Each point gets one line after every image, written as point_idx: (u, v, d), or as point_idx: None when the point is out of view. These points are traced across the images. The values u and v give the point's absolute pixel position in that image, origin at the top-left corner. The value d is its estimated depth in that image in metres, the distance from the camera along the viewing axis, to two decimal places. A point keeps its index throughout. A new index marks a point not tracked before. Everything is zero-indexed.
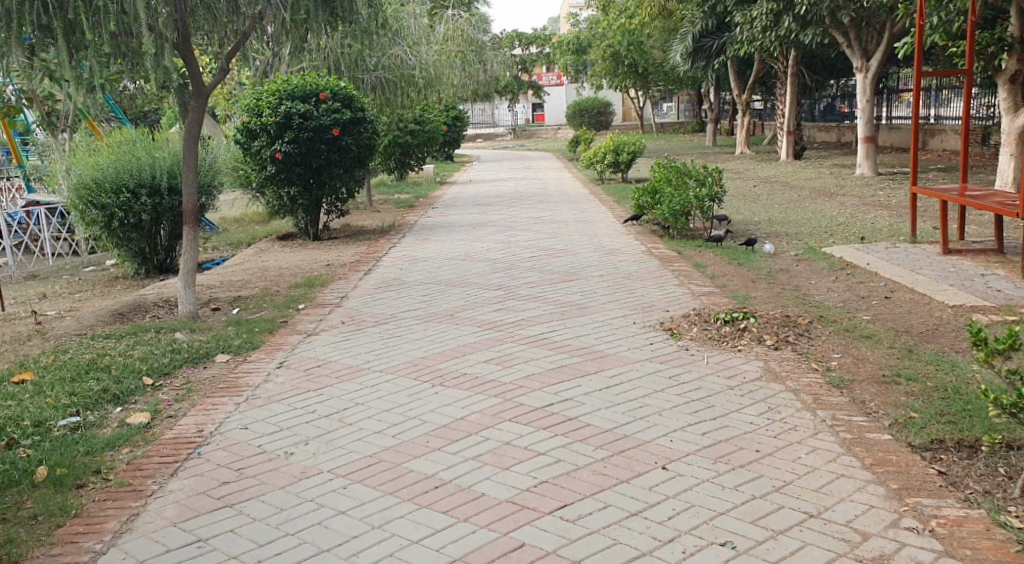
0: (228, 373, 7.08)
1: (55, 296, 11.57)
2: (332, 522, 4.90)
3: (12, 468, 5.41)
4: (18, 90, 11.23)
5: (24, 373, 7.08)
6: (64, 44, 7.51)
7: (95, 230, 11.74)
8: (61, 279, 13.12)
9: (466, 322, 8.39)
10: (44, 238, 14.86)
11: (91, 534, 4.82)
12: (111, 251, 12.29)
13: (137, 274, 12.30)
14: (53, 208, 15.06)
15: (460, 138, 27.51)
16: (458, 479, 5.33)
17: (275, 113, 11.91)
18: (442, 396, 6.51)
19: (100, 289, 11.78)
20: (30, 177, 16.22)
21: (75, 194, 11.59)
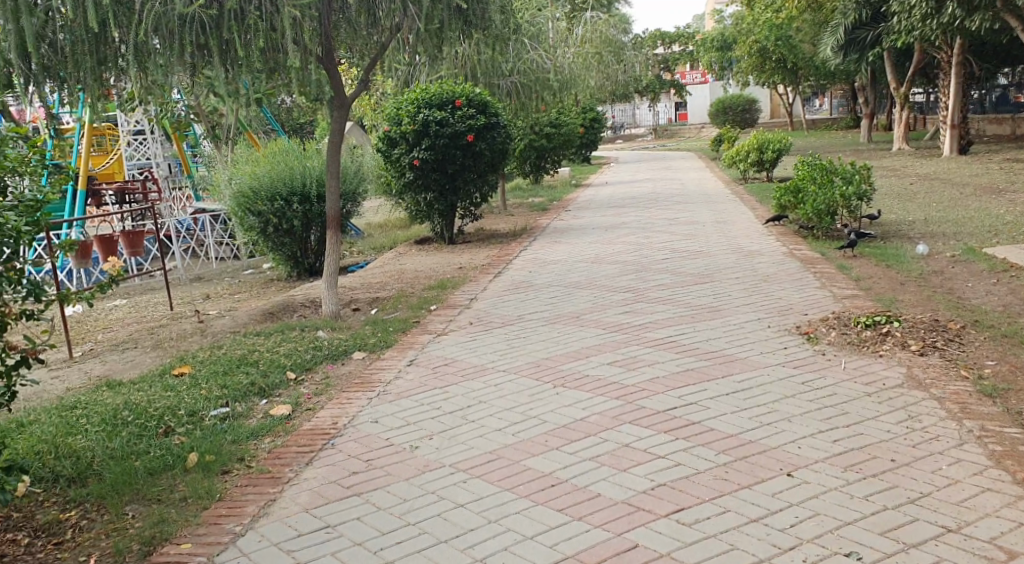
0: (363, 369, 7.41)
1: (217, 296, 12.51)
2: (452, 515, 4.66)
3: (167, 454, 5.32)
4: (186, 105, 12.14)
5: (184, 366, 7.72)
6: (221, 62, 7.90)
7: (252, 235, 12.60)
8: (224, 281, 14.11)
9: (593, 324, 8.44)
10: (208, 244, 16.02)
11: (232, 517, 4.65)
12: (267, 256, 13.09)
13: (289, 277, 13.02)
14: (215, 216, 16.14)
15: (596, 139, 27.58)
16: (576, 478, 5.05)
17: (413, 121, 12.44)
18: (563, 397, 6.26)
19: (256, 291, 12.63)
20: (198, 186, 17.51)
21: (234, 202, 12.45)
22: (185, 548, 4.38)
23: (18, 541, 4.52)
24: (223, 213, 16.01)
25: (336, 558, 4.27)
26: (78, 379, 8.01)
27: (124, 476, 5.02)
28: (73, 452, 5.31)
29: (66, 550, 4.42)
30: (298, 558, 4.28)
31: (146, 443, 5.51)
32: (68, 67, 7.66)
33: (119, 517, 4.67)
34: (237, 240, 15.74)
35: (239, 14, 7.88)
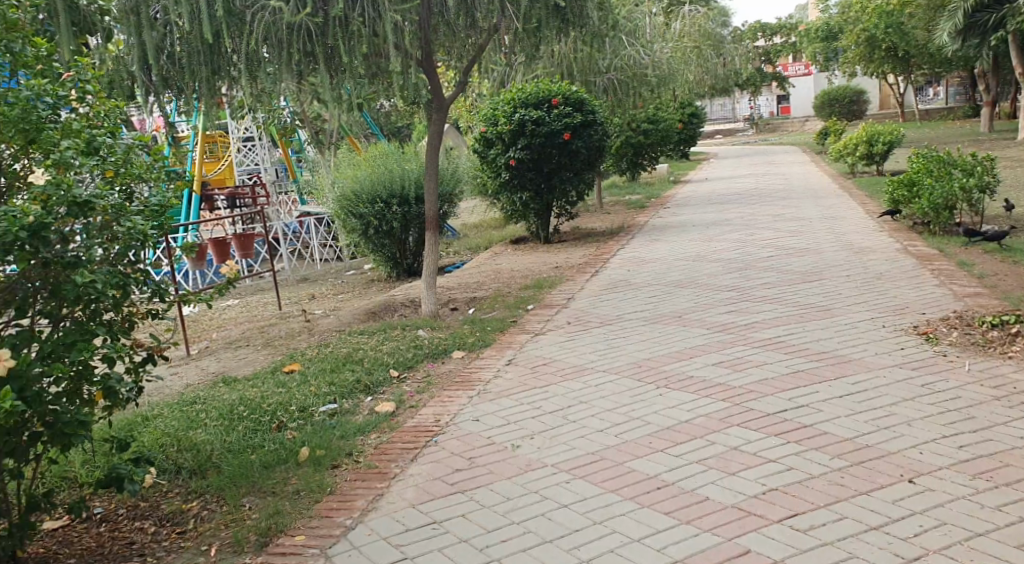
0: (463, 368, 7.45)
1: (322, 296, 12.85)
2: (556, 515, 4.58)
3: (280, 448, 5.48)
4: (291, 111, 12.53)
5: (294, 364, 7.93)
6: (326, 68, 8.06)
7: (354, 237, 12.93)
8: (326, 281, 14.49)
9: (696, 323, 8.29)
10: (312, 246, 16.46)
11: (343, 510, 4.74)
12: (369, 257, 13.37)
13: (389, 277, 13.22)
14: (319, 218, 16.56)
15: (697, 135, 27.20)
16: (681, 481, 4.87)
17: (510, 121, 12.51)
18: (668, 398, 6.11)
19: (358, 290, 12.99)
20: (302, 190, 18.05)
21: (337, 205, 12.82)
22: (298, 539, 4.45)
23: (145, 530, 4.68)
24: (326, 216, 16.42)
25: (443, 554, 4.27)
26: (195, 376, 8.36)
27: (242, 470, 5.17)
28: (194, 446, 5.53)
29: (188, 539, 4.56)
30: (405, 553, 4.31)
31: (261, 437, 5.69)
32: (184, 78, 8.02)
33: (236, 509, 4.80)
34: (340, 242, 16.12)
35: (343, 20, 7.98)
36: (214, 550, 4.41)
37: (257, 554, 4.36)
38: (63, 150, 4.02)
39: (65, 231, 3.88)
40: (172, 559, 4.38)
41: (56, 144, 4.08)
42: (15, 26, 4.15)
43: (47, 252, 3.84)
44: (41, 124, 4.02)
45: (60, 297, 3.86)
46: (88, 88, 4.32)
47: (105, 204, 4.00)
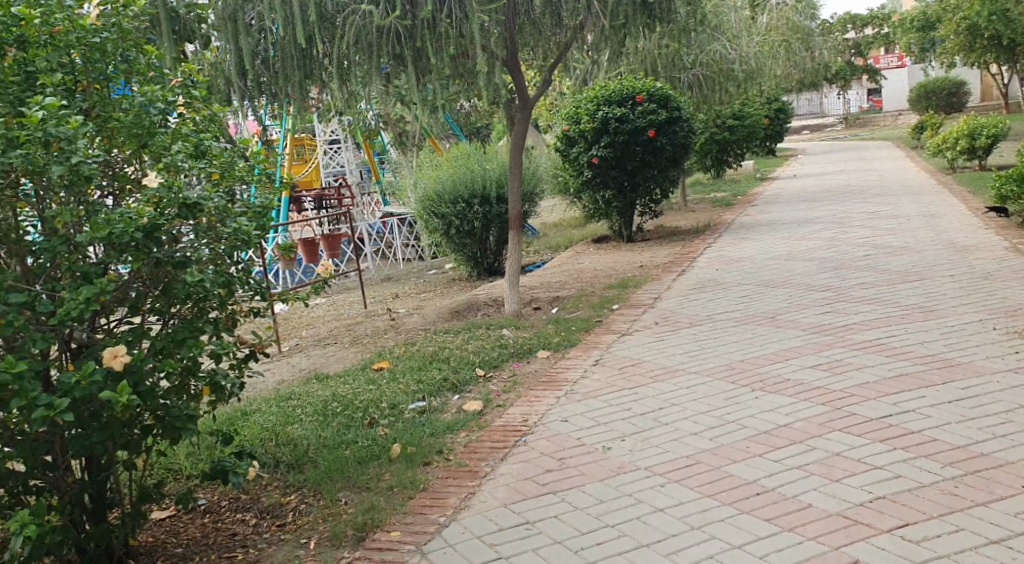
0: (550, 367, 7.43)
1: (405, 295, 12.96)
2: (652, 519, 4.51)
3: (372, 445, 5.54)
4: (374, 114, 12.69)
5: (383, 362, 8.03)
6: (413, 69, 8.13)
7: (436, 237, 13.04)
8: (409, 281, 14.63)
9: (790, 325, 8.10)
10: (395, 246, 16.66)
11: (436, 508, 4.77)
12: (450, 258, 13.46)
13: (470, 277, 13.25)
14: (402, 218, 16.73)
15: (784, 130, 26.65)
16: (782, 487, 4.73)
17: (593, 119, 12.46)
18: (764, 401, 5.98)
19: (440, 289, 13.00)
20: (385, 192, 18.30)
21: (419, 206, 12.96)
22: (394, 535, 4.49)
23: (246, 521, 4.79)
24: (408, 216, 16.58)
25: (537, 555, 4.24)
26: (285, 373, 8.53)
27: (337, 465, 5.25)
28: (291, 440, 5.65)
29: (288, 531, 4.65)
30: (500, 552, 4.30)
31: (354, 433, 5.78)
32: (278, 82, 8.22)
33: (333, 503, 4.87)
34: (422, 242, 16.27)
35: (431, 22, 8.03)
36: (313, 543, 4.48)
37: (355, 549, 4.41)
38: (174, 154, 4.11)
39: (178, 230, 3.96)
40: (273, 550, 4.46)
41: (167, 148, 4.13)
42: (130, 35, 4.29)
43: (160, 251, 3.90)
44: (153, 129, 4.05)
45: (172, 295, 3.95)
46: (196, 94, 4.43)
47: (212, 205, 4.06)
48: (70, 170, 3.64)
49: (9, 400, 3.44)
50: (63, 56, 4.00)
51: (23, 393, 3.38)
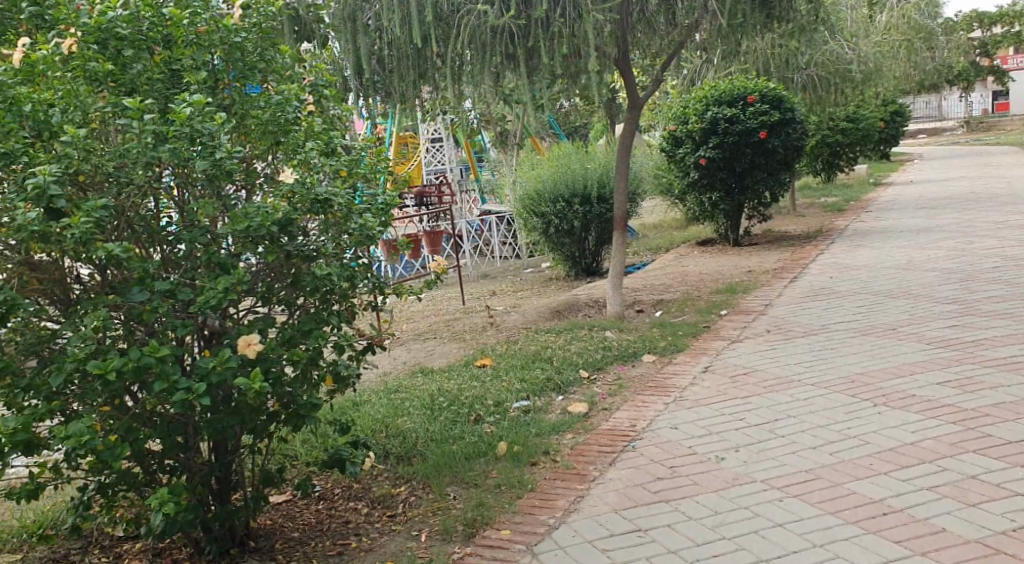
0: (657, 372, 7.33)
1: (501, 294, 12.84)
2: (770, 533, 4.39)
3: (479, 442, 5.57)
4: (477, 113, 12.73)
5: (486, 359, 8.02)
6: (525, 69, 8.08)
7: (535, 235, 13.02)
8: (507, 278, 14.66)
9: (913, 338, 7.80)
10: (493, 244, 16.71)
11: (546, 509, 4.76)
12: (548, 256, 13.37)
13: (568, 277, 13.05)
14: (501, 216, 16.77)
15: (900, 134, 25.72)
16: (911, 508, 4.54)
17: (702, 120, 12.31)
18: (887, 417, 5.77)
19: (537, 289, 12.76)
20: (485, 190, 18.41)
21: (520, 204, 12.98)
22: (504, 534, 4.50)
23: (358, 510, 4.87)
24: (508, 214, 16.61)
25: None
26: (388, 366, 8.65)
27: (445, 459, 5.30)
28: (400, 432, 5.73)
29: (399, 522, 4.71)
30: (612, 558, 4.25)
31: (461, 429, 5.82)
32: (393, 81, 8.37)
33: (442, 497, 4.93)
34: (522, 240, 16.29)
35: (545, 21, 7.94)
36: (424, 536, 4.53)
37: (466, 544, 4.43)
38: (308, 151, 4.21)
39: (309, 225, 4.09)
40: (385, 540, 4.52)
41: (300, 145, 4.26)
42: (268, 35, 4.44)
43: (289, 243, 4.04)
44: (288, 126, 4.20)
45: (300, 287, 4.07)
46: (326, 93, 4.60)
47: (341, 200, 4.18)
48: (214, 164, 3.77)
49: (151, 383, 3.61)
50: (208, 54, 4.13)
51: (165, 376, 3.54)
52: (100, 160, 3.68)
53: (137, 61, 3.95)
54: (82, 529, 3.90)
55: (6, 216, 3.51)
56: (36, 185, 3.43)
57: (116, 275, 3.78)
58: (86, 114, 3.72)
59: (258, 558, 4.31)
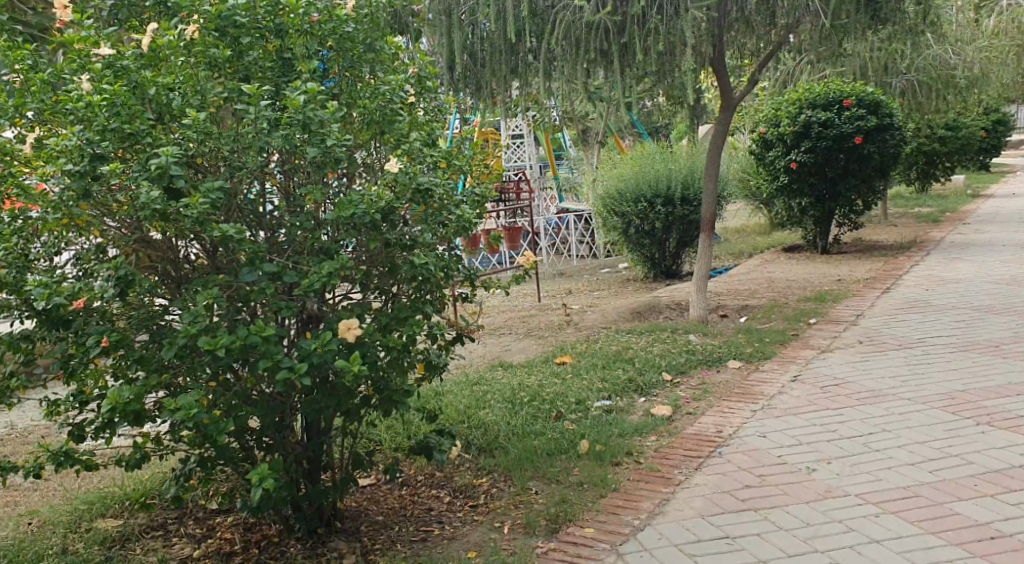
0: (743, 379, 7.21)
1: (578, 291, 12.78)
2: (867, 549, 4.28)
3: (561, 439, 5.55)
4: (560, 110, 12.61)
5: (565, 356, 7.95)
6: (619, 65, 7.91)
7: (614, 235, 12.87)
8: (585, 277, 14.56)
9: (1016, 356, 7.52)
10: (570, 242, 16.57)
11: (630, 509, 4.72)
12: (626, 255, 13.23)
13: (646, 278, 12.92)
14: (580, 215, 16.65)
15: (1001, 144, 24.82)
16: (1020, 534, 4.37)
17: (794, 123, 12.06)
18: (991, 438, 5.57)
19: (614, 289, 12.62)
20: (563, 187, 18.33)
21: (601, 203, 12.83)
22: (588, 532, 4.48)
23: (440, 498, 4.91)
24: (588, 213, 16.51)
25: None
26: (467, 358, 8.67)
27: (527, 453, 5.31)
28: (482, 425, 5.74)
29: (481, 513, 4.73)
30: None
31: (542, 425, 5.81)
32: (486, 76, 8.43)
33: (524, 490, 4.94)
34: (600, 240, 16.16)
35: (641, 18, 7.81)
36: (507, 528, 4.54)
37: (549, 539, 4.43)
38: (412, 141, 4.27)
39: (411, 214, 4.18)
40: (468, 530, 4.54)
41: (404, 135, 4.30)
42: (377, 25, 4.49)
43: (391, 231, 4.09)
44: (393, 118, 4.25)
45: (398, 274, 4.11)
46: (428, 84, 4.64)
47: (441, 192, 4.22)
48: (324, 152, 3.82)
49: (256, 361, 3.69)
50: (320, 44, 4.20)
51: (270, 354, 3.61)
52: (219, 143, 3.81)
53: (253, 49, 4.05)
54: (180, 498, 4.02)
55: (128, 194, 3.66)
56: (158, 165, 3.54)
57: (221, 256, 3.88)
58: (205, 99, 3.83)
59: (344, 539, 4.38)
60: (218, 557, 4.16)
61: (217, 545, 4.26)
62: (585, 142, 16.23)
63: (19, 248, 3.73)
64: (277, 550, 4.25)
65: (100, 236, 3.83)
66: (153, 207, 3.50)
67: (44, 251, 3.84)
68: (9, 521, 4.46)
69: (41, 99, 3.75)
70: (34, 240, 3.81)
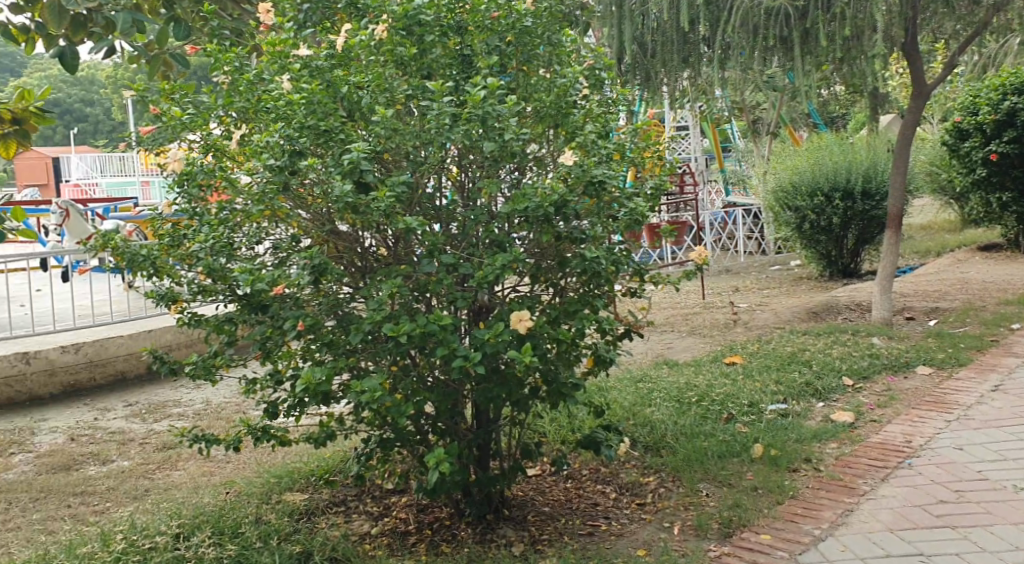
0: (934, 387, 6.83)
1: (746, 290, 12.30)
2: None
3: (734, 441, 5.44)
4: (732, 100, 12.18)
5: (735, 357, 7.73)
6: (800, 52, 7.61)
7: (787, 230, 12.41)
8: (753, 274, 14.11)
9: None
10: (737, 237, 15.79)
11: (810, 519, 4.58)
12: (798, 253, 12.76)
13: (822, 276, 12.44)
14: (749, 210, 16.12)
15: None
16: None
17: (996, 111, 11.31)
18: None
19: (786, 288, 12.17)
20: (730, 181, 17.83)
21: (773, 196, 12.36)
22: (765, 539, 4.39)
23: (607, 494, 4.93)
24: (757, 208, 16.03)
25: None
26: (634, 355, 8.58)
27: (697, 454, 5.24)
28: (649, 422, 5.71)
29: (649, 512, 4.72)
30: None
31: (712, 426, 5.71)
32: (656, 66, 8.31)
33: (693, 492, 4.89)
34: (771, 237, 15.62)
35: (826, 2, 7.49)
36: (677, 529, 4.51)
37: (722, 544, 4.37)
38: (587, 133, 4.28)
39: (582, 209, 4.18)
40: (636, 528, 4.54)
41: (579, 128, 4.33)
42: (555, 18, 4.54)
43: (562, 225, 4.15)
44: (569, 109, 4.29)
45: (567, 267, 4.20)
46: (602, 76, 4.66)
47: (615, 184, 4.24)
48: (501, 146, 3.95)
49: (433, 349, 3.84)
50: (500, 39, 4.30)
51: (447, 343, 3.75)
52: (403, 138, 3.93)
53: (435, 47, 4.18)
54: (361, 477, 4.22)
55: (323, 187, 3.83)
56: (350, 160, 3.70)
57: (403, 246, 4.03)
58: (392, 96, 3.99)
59: (513, 526, 4.48)
60: (394, 536, 4.35)
61: (394, 524, 4.45)
62: (756, 134, 15.71)
63: (225, 237, 4.00)
64: (449, 533, 4.39)
65: (295, 226, 4.02)
66: (345, 199, 3.66)
67: (245, 241, 4.05)
68: (208, 490, 4.79)
69: (246, 98, 4.00)
70: (237, 229, 4.03)
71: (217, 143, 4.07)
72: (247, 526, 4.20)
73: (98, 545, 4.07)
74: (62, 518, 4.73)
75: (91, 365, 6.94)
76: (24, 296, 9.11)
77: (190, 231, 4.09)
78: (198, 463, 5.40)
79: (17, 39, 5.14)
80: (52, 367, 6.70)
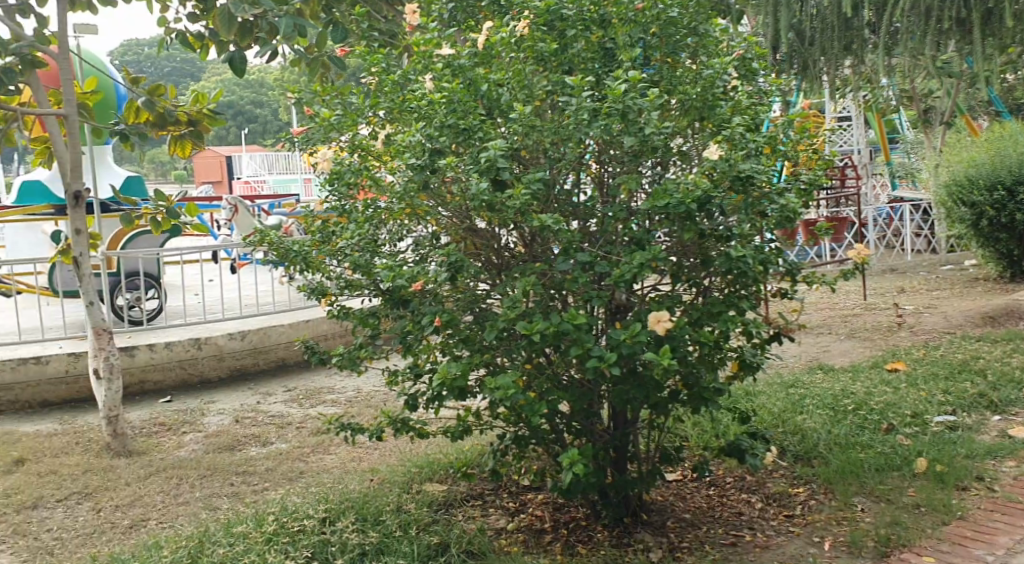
0: None
1: (914, 291, 11.56)
2: None
3: (896, 453, 5.13)
4: (897, 90, 11.37)
5: (898, 363, 7.27)
6: (978, 35, 6.97)
7: (961, 228, 11.61)
8: (921, 273, 13.16)
9: None
10: (905, 234, 14.79)
11: (981, 543, 4.26)
12: (975, 251, 11.91)
13: (999, 277, 11.51)
14: (920, 205, 15.12)
15: None
16: None
17: None
18: None
19: (960, 289, 11.35)
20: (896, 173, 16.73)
21: (945, 191, 11.59)
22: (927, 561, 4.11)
23: (752, 503, 4.76)
24: (929, 203, 15.07)
25: None
26: (787, 358, 8.22)
27: (853, 466, 4.97)
28: (800, 430, 5.46)
29: (798, 524, 4.52)
30: None
31: (870, 436, 5.40)
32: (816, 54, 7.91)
33: (848, 506, 4.64)
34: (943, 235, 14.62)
35: None
36: (828, 545, 4.31)
37: None
38: (733, 126, 4.12)
39: (729, 204, 4.07)
40: (783, 541, 4.37)
41: (725, 120, 4.18)
42: (703, 8, 4.39)
43: (707, 222, 4.04)
44: (715, 102, 4.14)
45: (712, 265, 4.08)
46: (753, 66, 4.48)
47: (764, 178, 4.07)
48: (642, 140, 3.87)
49: (568, 347, 3.81)
50: (643, 31, 4.21)
51: (581, 342, 3.72)
52: (541, 135, 3.91)
53: (577, 41, 4.11)
54: (497, 472, 4.25)
55: (461, 186, 3.85)
56: (488, 158, 3.68)
57: (541, 243, 4.01)
58: (532, 93, 3.97)
59: (650, 531, 4.40)
60: (529, 533, 4.37)
61: (529, 520, 4.47)
62: (929, 124, 14.69)
63: (370, 234, 4.12)
64: (585, 534, 4.36)
65: (434, 223, 4.09)
66: (481, 198, 3.67)
67: (389, 238, 4.16)
68: (354, 476, 4.94)
69: (391, 98, 4.08)
70: (381, 227, 4.15)
71: (363, 143, 4.14)
72: (388, 515, 4.29)
73: (251, 525, 4.27)
74: (224, 496, 5.03)
75: (255, 352, 7.30)
76: (198, 283, 9.72)
77: (340, 228, 4.23)
78: (348, 449, 5.61)
79: (193, 47, 5.49)
80: (220, 353, 7.10)
